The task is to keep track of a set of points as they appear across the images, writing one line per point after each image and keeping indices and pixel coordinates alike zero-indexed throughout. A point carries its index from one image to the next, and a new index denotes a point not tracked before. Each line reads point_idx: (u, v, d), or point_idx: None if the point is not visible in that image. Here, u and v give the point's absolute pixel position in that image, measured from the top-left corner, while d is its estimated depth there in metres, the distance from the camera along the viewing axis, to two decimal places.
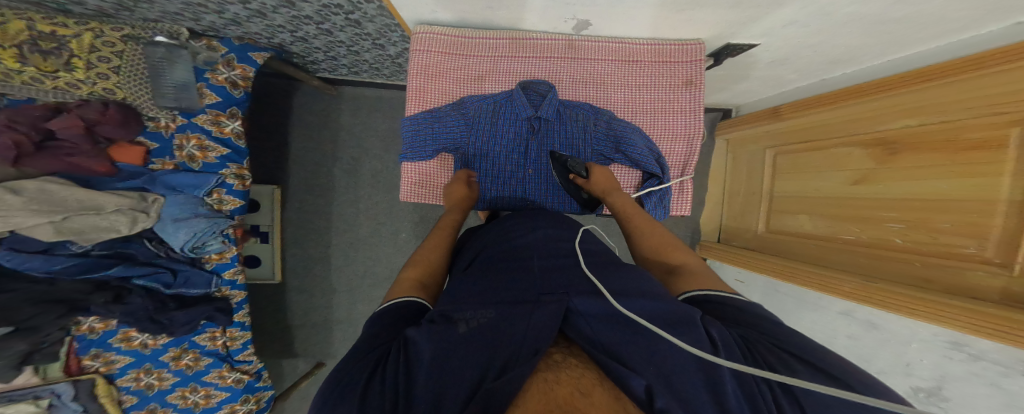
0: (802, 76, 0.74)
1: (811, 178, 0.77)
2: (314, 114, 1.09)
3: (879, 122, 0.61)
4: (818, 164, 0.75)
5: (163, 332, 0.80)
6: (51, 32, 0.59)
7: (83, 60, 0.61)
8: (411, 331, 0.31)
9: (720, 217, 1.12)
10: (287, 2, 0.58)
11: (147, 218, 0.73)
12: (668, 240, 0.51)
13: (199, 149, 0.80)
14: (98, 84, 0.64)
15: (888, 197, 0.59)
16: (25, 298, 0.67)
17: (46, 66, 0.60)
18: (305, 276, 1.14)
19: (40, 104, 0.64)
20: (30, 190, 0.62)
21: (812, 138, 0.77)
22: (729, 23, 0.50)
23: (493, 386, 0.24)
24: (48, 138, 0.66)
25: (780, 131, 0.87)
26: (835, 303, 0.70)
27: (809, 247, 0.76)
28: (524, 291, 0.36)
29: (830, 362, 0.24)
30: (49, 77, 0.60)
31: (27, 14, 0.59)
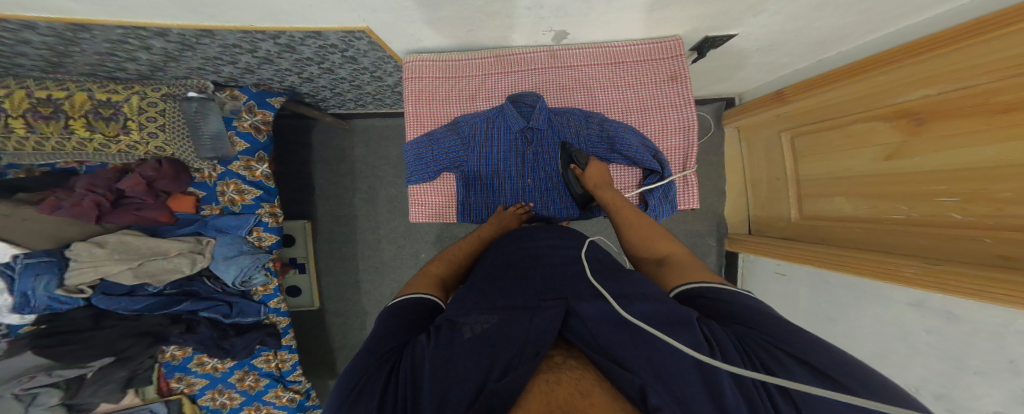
0: (797, 57, 0.69)
1: (838, 157, 0.70)
2: (331, 149, 1.18)
3: (896, 94, 0.56)
4: (841, 144, 0.69)
5: (227, 356, 0.91)
6: (107, 100, 0.68)
7: (136, 122, 0.70)
8: (419, 340, 0.33)
9: (747, 207, 1.05)
10: (287, 47, 0.65)
11: (204, 258, 0.85)
12: (662, 235, 0.50)
13: (237, 193, 0.90)
14: (150, 143, 0.73)
15: (930, 171, 0.52)
16: (122, 332, 0.79)
17: (110, 131, 0.69)
18: (340, 301, 1.23)
19: (112, 166, 0.78)
20: (112, 242, 0.77)
21: (829, 117, 0.71)
22: (703, 16, 0.48)
23: (495, 387, 0.25)
24: (121, 196, 0.78)
25: (789, 114, 0.81)
26: (902, 294, 0.59)
27: (852, 232, 0.69)
28: (524, 297, 0.37)
29: (828, 359, 0.23)
30: (113, 141, 0.70)
31: (87, 85, 0.68)
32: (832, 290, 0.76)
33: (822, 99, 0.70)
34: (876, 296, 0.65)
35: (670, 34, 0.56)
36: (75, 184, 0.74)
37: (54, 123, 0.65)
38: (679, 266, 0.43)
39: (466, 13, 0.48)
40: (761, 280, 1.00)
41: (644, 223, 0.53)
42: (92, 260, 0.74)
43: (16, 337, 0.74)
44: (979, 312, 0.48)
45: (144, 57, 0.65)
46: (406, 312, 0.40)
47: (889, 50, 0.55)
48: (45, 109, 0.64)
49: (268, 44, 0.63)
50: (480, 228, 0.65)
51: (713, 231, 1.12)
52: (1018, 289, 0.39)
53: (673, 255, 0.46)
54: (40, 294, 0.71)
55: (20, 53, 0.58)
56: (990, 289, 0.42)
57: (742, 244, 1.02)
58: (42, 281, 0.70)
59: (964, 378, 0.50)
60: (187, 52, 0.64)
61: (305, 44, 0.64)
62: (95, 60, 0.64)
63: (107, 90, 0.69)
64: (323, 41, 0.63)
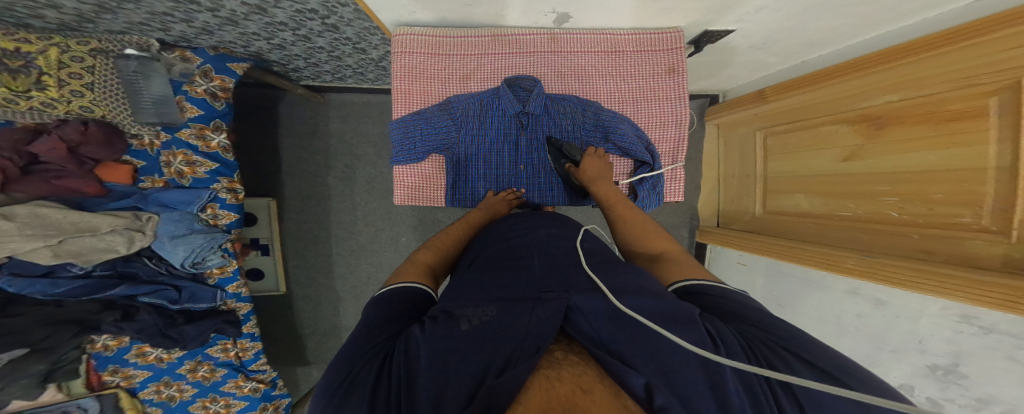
0: (782, 58, 0.76)
1: (803, 158, 0.77)
2: (303, 123, 1.09)
3: (863, 99, 0.62)
4: (808, 144, 0.76)
5: (177, 345, 0.82)
6: (15, 49, 0.56)
7: (54, 77, 0.59)
8: (415, 327, 0.32)
9: (717, 202, 1.13)
10: (259, 9, 0.59)
11: (144, 237, 0.75)
12: (656, 230, 0.53)
13: (187, 165, 0.80)
14: (74, 102, 0.62)
15: (877, 172, 0.59)
16: (37, 319, 0.69)
17: (16, 85, 0.56)
18: (310, 286, 1.15)
19: (18, 126, 0.63)
20: (22, 215, 0.62)
21: (800, 118, 0.77)
22: (704, 10, 0.51)
23: (496, 383, 0.24)
24: (33, 161, 0.66)
25: (767, 114, 0.87)
26: (842, 282, 0.67)
27: (808, 228, 0.76)
28: (523, 289, 0.37)
29: (830, 360, 0.25)
30: (22, 97, 0.57)
31: None
32: (784, 279, 0.83)
33: (794, 102, 0.77)
34: (819, 282, 0.73)
35: (672, 25, 0.58)
36: None
37: None
38: (675, 263, 0.45)
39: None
40: (726, 269, 1.08)
41: (638, 217, 0.56)
42: None
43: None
44: (901, 298, 0.55)
45: (69, 5, 0.55)
46: (398, 299, 0.39)
47: (862, 56, 0.61)
48: None
49: (234, 3, 0.56)
50: (471, 212, 0.64)
51: (686, 223, 1.20)
52: (937, 278, 0.46)
53: (668, 252, 0.49)
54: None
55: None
56: (921, 277, 0.48)
57: (711, 235, 1.09)
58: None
59: (882, 356, 0.59)
60: (126, 4, 0.55)
61: (279, 6, 0.58)
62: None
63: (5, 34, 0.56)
64: (301, 5, 0.58)
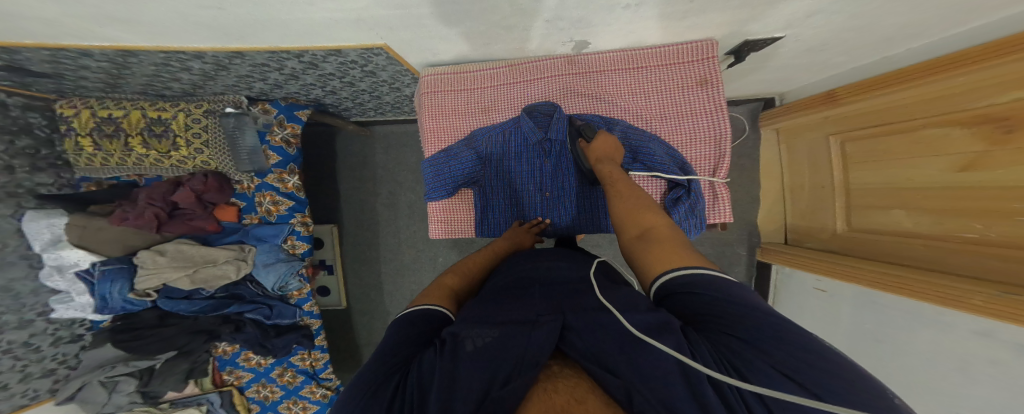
0: (852, 57, 0.68)
1: (903, 165, 0.63)
2: (354, 156, 1.22)
3: (980, 95, 0.49)
4: (905, 151, 0.63)
5: (269, 353, 0.99)
6: (158, 117, 0.80)
7: (184, 138, 0.82)
8: (428, 352, 0.33)
9: (783, 216, 1.02)
10: (311, 64, 0.70)
11: (247, 265, 0.94)
12: (646, 207, 0.47)
13: (272, 204, 0.97)
14: (197, 158, 0.84)
15: (1007, 186, 0.46)
16: (183, 329, 0.91)
17: (161, 147, 0.82)
18: (364, 301, 1.28)
19: (167, 180, 0.91)
20: (171, 251, 0.89)
21: (890, 122, 0.66)
22: (738, 21, 0.48)
23: (499, 395, 0.26)
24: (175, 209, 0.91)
25: (842, 116, 0.77)
26: (968, 321, 0.51)
27: (919, 254, 0.62)
28: (528, 311, 0.37)
29: (791, 357, 0.22)
30: (165, 156, 0.83)
31: (140, 104, 0.81)
32: (880, 310, 0.69)
33: (885, 101, 0.65)
34: (936, 320, 0.57)
35: (704, 35, 0.55)
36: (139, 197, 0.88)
37: (119, 141, 0.80)
38: (660, 242, 0.40)
39: (469, 18, 0.50)
40: (799, 296, 0.95)
41: (633, 194, 0.50)
42: (156, 267, 0.85)
43: (97, 331, 0.92)
44: None
45: (185, 77, 0.74)
46: (418, 322, 0.40)
47: (965, 51, 0.50)
48: (108, 128, 0.80)
49: (294, 62, 0.69)
50: (497, 240, 0.66)
51: (745, 239, 1.11)
52: None
53: (657, 228, 0.43)
54: (116, 297, 0.84)
55: (88, 71, 0.67)
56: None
57: (774, 255, 0.99)
58: (115, 286, 0.83)
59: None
60: (221, 71, 0.72)
61: (327, 60, 0.68)
62: (144, 81, 0.75)
63: (156, 108, 0.80)
64: (343, 58, 0.67)
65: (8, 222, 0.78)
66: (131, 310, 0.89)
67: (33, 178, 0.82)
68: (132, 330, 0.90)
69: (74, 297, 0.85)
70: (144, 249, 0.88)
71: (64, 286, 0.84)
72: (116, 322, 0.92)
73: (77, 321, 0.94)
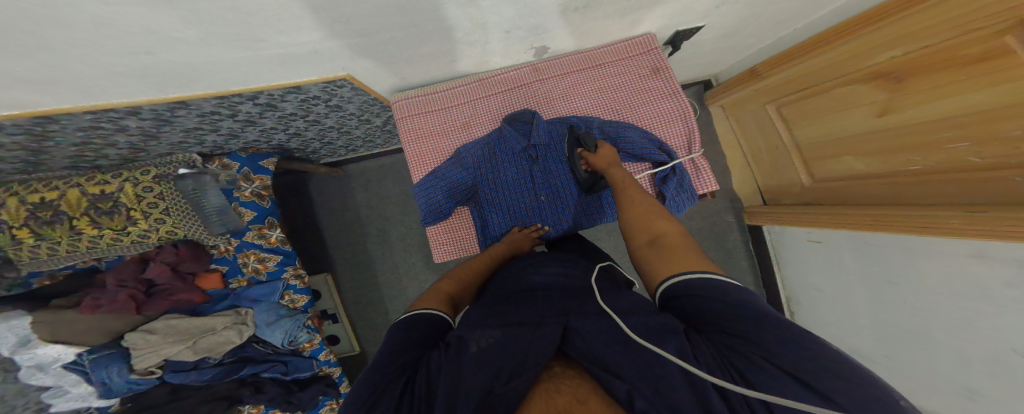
0: (759, 38, 0.79)
1: (832, 121, 0.74)
2: (334, 197, 1.17)
3: (870, 55, 0.62)
4: (840, 105, 0.71)
5: (297, 408, 0.93)
6: (100, 192, 0.73)
7: (141, 210, 0.75)
8: (433, 355, 0.34)
9: (755, 180, 1.09)
10: (269, 106, 0.66)
11: (248, 327, 0.89)
12: (659, 214, 0.46)
13: (259, 262, 0.91)
14: (161, 229, 0.77)
15: (930, 120, 0.55)
16: (201, 398, 0.82)
17: (116, 225, 0.74)
18: (377, 342, 1.19)
19: (129, 258, 0.82)
20: (160, 328, 0.82)
21: (812, 84, 0.76)
22: (670, 14, 0.56)
23: (500, 392, 0.27)
24: (151, 286, 0.84)
25: (773, 85, 0.86)
26: (961, 246, 0.54)
27: (872, 190, 0.71)
28: (532, 313, 0.38)
29: (798, 358, 0.22)
30: (123, 234, 0.75)
31: (74, 180, 0.73)
32: (874, 250, 0.72)
33: (799, 70, 0.77)
34: (927, 250, 0.60)
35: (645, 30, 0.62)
36: (104, 282, 0.80)
37: (60, 225, 0.71)
38: (672, 248, 0.39)
39: (432, 37, 0.50)
40: (795, 249, 0.98)
41: (645, 202, 0.50)
42: (152, 346, 0.79)
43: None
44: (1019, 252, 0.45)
45: (121, 139, 0.67)
46: (422, 326, 0.40)
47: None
48: (43, 213, 0.70)
49: (247, 105, 0.64)
50: (494, 246, 0.65)
51: (729, 207, 1.16)
52: None
53: (666, 235, 0.42)
54: (117, 380, 0.78)
55: (3, 151, 0.59)
56: (977, 227, 0.48)
57: (760, 216, 1.04)
58: (112, 370, 0.78)
59: None
60: (163, 127, 0.66)
61: (286, 99, 0.64)
62: (73, 151, 0.67)
63: (100, 183, 0.73)
64: (304, 95, 0.63)
65: None
66: (139, 389, 0.82)
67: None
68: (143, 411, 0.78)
69: (70, 389, 0.78)
70: (129, 332, 0.81)
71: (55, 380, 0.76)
72: (122, 405, 0.82)
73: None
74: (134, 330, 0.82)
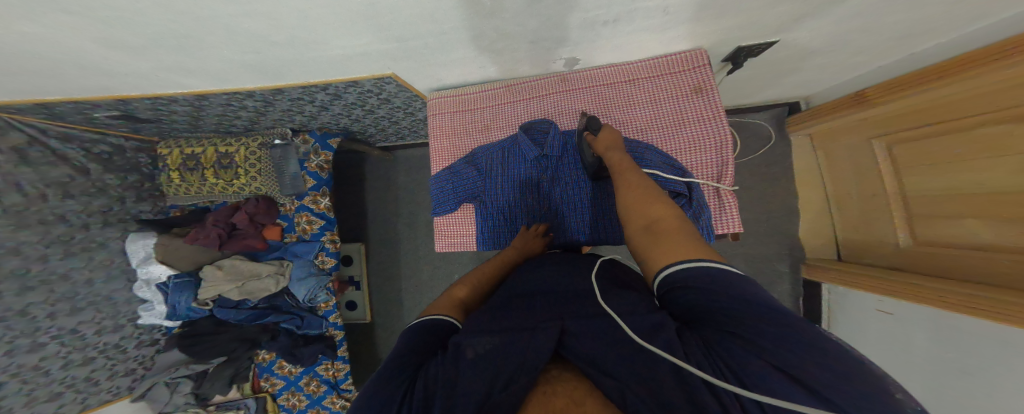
0: (872, 57, 0.64)
1: (959, 170, 0.56)
2: (380, 178, 1.32)
3: (1021, 92, 0.45)
4: (968, 151, 0.55)
5: (297, 362, 1.04)
6: (224, 152, 0.97)
7: (244, 169, 0.97)
8: (432, 361, 0.31)
9: (833, 229, 0.91)
10: (335, 96, 0.78)
11: (284, 279, 1.04)
12: (656, 197, 0.41)
13: (307, 224, 1.07)
14: (253, 185, 0.99)
15: None
16: (234, 336, 1.02)
17: (227, 177, 0.98)
18: (388, 315, 1.31)
19: (229, 204, 1.05)
20: (226, 266, 1.02)
21: (939, 119, 0.59)
22: (731, 28, 0.50)
23: (497, 399, 0.24)
24: (235, 229, 1.04)
25: (884, 116, 0.70)
26: None
27: (992, 266, 0.53)
28: (524, 319, 0.34)
29: (796, 353, 0.20)
30: (229, 185, 0.99)
31: (214, 142, 0.98)
32: (964, 339, 0.56)
33: (929, 98, 0.60)
34: None
35: (691, 46, 0.56)
36: (207, 219, 1.03)
37: (196, 173, 0.99)
38: (669, 238, 0.34)
39: (464, 44, 0.53)
40: (862, 318, 0.81)
41: (643, 184, 0.44)
42: (214, 280, 0.98)
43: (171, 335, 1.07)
44: None
45: (242, 115, 0.85)
46: (430, 332, 0.37)
47: None
48: (190, 162, 0.99)
49: (322, 95, 0.77)
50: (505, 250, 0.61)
51: (784, 254, 1.00)
52: None
53: (665, 219, 0.37)
54: (183, 305, 1.00)
55: (174, 115, 0.82)
56: None
57: (827, 273, 0.86)
58: (183, 296, 0.99)
59: None
60: (268, 107, 0.82)
61: (349, 91, 0.75)
62: (212, 121, 0.89)
63: (226, 144, 0.96)
64: (361, 88, 0.73)
65: (115, 242, 0.98)
66: (193, 317, 1.04)
67: (137, 206, 1.03)
68: (195, 336, 1.02)
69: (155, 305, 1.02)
70: (207, 264, 1.02)
71: (150, 296, 1.00)
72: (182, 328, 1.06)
73: (156, 327, 1.08)
74: (211, 264, 1.02)
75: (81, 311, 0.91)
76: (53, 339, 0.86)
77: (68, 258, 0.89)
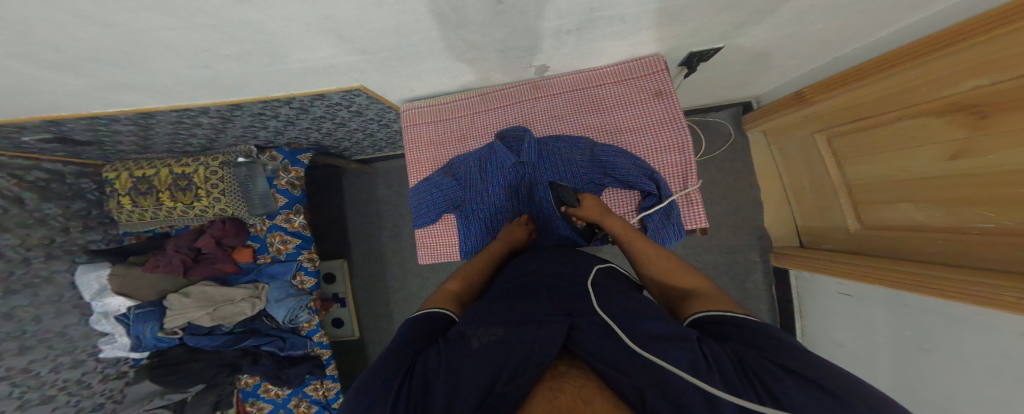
0: (806, 60, 0.69)
1: (889, 159, 0.63)
2: (359, 190, 1.28)
3: (945, 83, 0.50)
4: (892, 142, 0.61)
5: (284, 384, 1.00)
6: (181, 172, 0.91)
7: (204, 188, 0.92)
8: (430, 348, 0.34)
9: (794, 217, 0.98)
10: (302, 110, 0.75)
11: (261, 301, 1.00)
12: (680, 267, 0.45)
13: (281, 243, 1.03)
14: (217, 206, 0.94)
15: (981, 172, 0.47)
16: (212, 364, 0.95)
17: (186, 199, 0.92)
18: (377, 330, 1.28)
19: (193, 228, 1.01)
20: (194, 292, 0.96)
21: (866, 115, 0.65)
22: (688, 35, 0.52)
23: (502, 391, 0.26)
24: (201, 254, 1.00)
25: (818, 114, 0.76)
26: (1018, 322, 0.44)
27: (925, 244, 0.60)
28: (533, 311, 0.38)
29: (821, 374, 0.23)
30: (190, 207, 0.93)
31: (167, 161, 0.92)
32: (914, 314, 0.62)
33: (857, 96, 0.65)
34: (978, 321, 0.50)
35: (651, 51, 0.59)
36: (168, 245, 0.98)
37: (150, 198, 0.93)
38: (704, 300, 0.38)
39: (434, 55, 0.53)
40: (825, 299, 0.88)
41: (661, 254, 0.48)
42: (183, 307, 0.92)
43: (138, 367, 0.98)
44: None
45: (200, 132, 0.81)
46: (427, 325, 0.39)
47: (930, 35, 0.50)
48: (142, 186, 0.92)
49: (286, 109, 0.73)
50: (494, 242, 0.61)
51: (754, 244, 1.07)
52: None
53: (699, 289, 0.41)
54: (148, 336, 0.91)
55: (120, 135, 0.76)
56: None
57: (790, 259, 0.94)
58: (146, 327, 0.90)
59: None
60: (227, 124, 0.78)
61: (316, 105, 0.72)
62: (167, 140, 0.83)
63: (181, 165, 0.92)
64: (329, 101, 0.71)
65: (64, 275, 0.90)
66: (162, 347, 0.96)
67: (85, 236, 0.95)
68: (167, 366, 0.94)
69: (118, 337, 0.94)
70: (172, 291, 0.96)
71: (109, 328, 0.92)
72: (151, 359, 0.97)
73: (122, 359, 1.00)
74: (176, 291, 0.97)
75: (31, 350, 0.83)
76: (1, 381, 0.78)
77: (9, 296, 0.80)
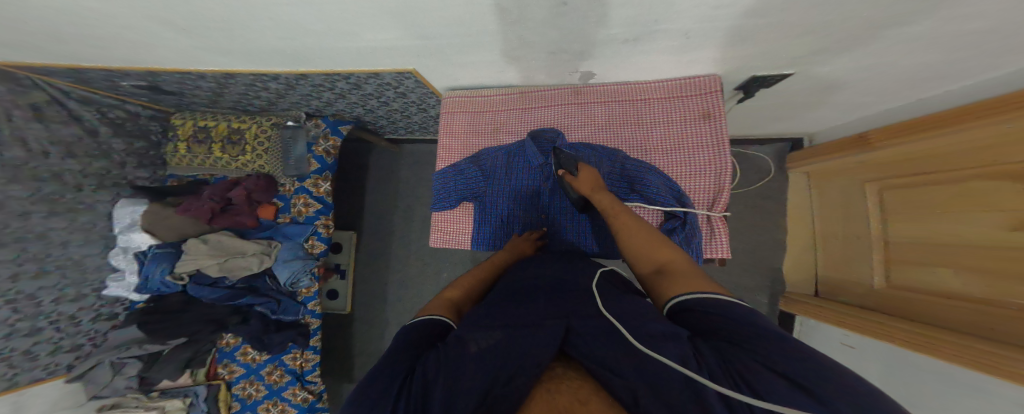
0: (881, 97, 0.67)
1: (938, 221, 0.59)
2: (384, 170, 1.33)
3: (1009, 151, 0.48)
4: (948, 205, 0.58)
5: (263, 349, 0.99)
6: (236, 128, 1.00)
7: (252, 145, 1.01)
8: (429, 353, 0.31)
9: (816, 266, 0.91)
10: (354, 86, 0.80)
11: (269, 259, 1.03)
12: (659, 240, 0.43)
13: (304, 205, 1.07)
14: (258, 162, 1.02)
15: None
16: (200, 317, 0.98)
17: (233, 153, 1.01)
18: (369, 308, 1.28)
19: (229, 179, 1.05)
20: (212, 241, 1.01)
21: (925, 173, 0.62)
22: (742, 57, 0.53)
23: (499, 396, 0.25)
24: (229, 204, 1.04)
25: (877, 160, 0.73)
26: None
27: (956, 314, 0.55)
28: (532, 315, 0.36)
29: (804, 366, 0.20)
30: (234, 159, 1.01)
31: (228, 118, 1.02)
32: (924, 378, 0.59)
33: (927, 147, 0.62)
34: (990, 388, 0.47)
35: (709, 71, 0.58)
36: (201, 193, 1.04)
37: (202, 145, 1.02)
38: (679, 275, 0.36)
39: (486, 49, 0.56)
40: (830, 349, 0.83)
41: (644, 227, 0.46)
42: (196, 254, 0.97)
43: (132, 312, 1.01)
44: None
45: (263, 96, 0.88)
46: (428, 329, 0.37)
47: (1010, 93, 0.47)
48: (200, 135, 1.02)
49: (341, 83, 0.79)
50: (500, 251, 0.61)
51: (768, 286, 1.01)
52: None
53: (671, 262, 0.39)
54: (155, 278, 0.97)
55: (197, 89, 0.84)
56: None
57: (801, 305, 0.89)
58: (157, 268, 0.97)
59: None
60: (289, 91, 0.84)
61: (368, 82, 0.78)
62: (235, 98, 0.90)
63: (240, 121, 1.01)
64: (380, 80, 0.76)
65: (103, 206, 0.97)
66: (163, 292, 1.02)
67: (136, 173, 1.03)
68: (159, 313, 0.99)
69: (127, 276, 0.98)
70: (192, 237, 1.01)
71: (123, 265, 0.98)
72: (147, 304, 1.03)
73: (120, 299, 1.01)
74: (196, 237, 1.02)
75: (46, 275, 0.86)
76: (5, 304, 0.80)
77: (51, 218, 0.87)
